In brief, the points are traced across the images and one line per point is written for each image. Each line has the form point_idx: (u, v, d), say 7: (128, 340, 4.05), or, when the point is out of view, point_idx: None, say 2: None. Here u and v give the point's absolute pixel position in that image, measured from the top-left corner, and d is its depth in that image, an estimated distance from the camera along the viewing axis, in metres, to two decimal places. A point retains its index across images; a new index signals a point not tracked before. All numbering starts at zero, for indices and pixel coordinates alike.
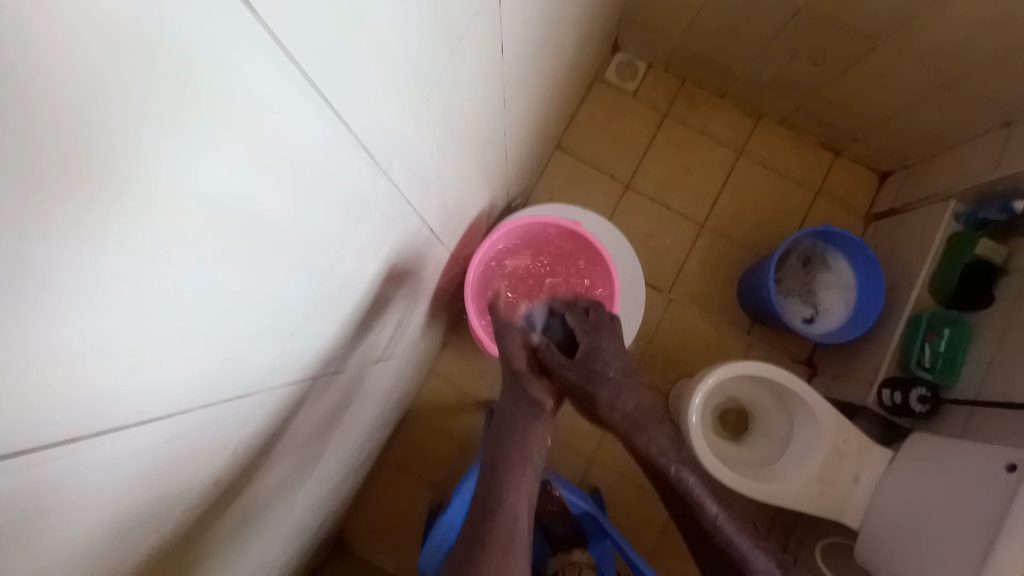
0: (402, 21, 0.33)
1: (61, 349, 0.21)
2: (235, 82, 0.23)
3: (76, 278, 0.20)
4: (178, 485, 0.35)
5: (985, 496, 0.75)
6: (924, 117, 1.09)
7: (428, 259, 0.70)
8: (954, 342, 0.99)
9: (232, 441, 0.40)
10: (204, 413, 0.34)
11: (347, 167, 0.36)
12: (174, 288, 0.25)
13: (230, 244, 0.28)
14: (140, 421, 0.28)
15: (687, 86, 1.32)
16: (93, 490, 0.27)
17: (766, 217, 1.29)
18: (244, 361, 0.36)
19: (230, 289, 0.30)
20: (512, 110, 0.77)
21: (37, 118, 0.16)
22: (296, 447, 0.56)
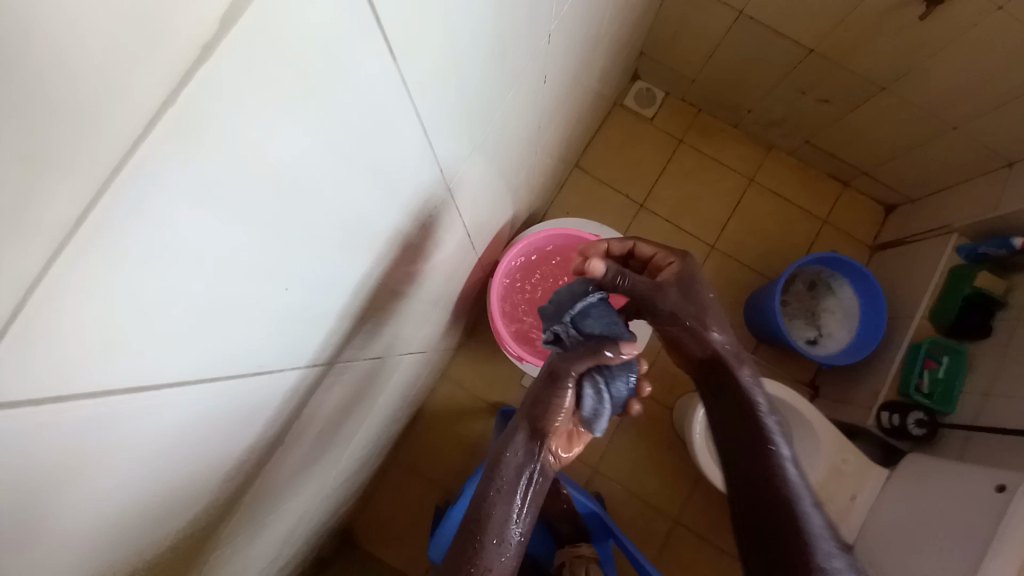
0: (465, 59, 0.39)
1: (135, 301, 0.23)
2: (314, 55, 0.24)
3: (160, 236, 0.22)
4: (209, 450, 0.37)
5: (975, 516, 0.79)
6: (928, 156, 1.15)
7: (456, 264, 0.76)
8: (953, 369, 1.03)
9: (269, 412, 0.43)
10: (248, 384, 0.37)
11: (408, 174, 0.41)
12: (251, 264, 0.29)
13: (309, 230, 0.32)
14: (186, 383, 0.30)
15: (702, 116, 1.39)
16: (132, 444, 0.29)
17: (774, 243, 1.35)
18: (297, 337, 0.39)
19: (298, 268, 0.34)
20: (541, 133, 0.84)
21: (152, 84, 0.17)
22: (328, 425, 0.61)
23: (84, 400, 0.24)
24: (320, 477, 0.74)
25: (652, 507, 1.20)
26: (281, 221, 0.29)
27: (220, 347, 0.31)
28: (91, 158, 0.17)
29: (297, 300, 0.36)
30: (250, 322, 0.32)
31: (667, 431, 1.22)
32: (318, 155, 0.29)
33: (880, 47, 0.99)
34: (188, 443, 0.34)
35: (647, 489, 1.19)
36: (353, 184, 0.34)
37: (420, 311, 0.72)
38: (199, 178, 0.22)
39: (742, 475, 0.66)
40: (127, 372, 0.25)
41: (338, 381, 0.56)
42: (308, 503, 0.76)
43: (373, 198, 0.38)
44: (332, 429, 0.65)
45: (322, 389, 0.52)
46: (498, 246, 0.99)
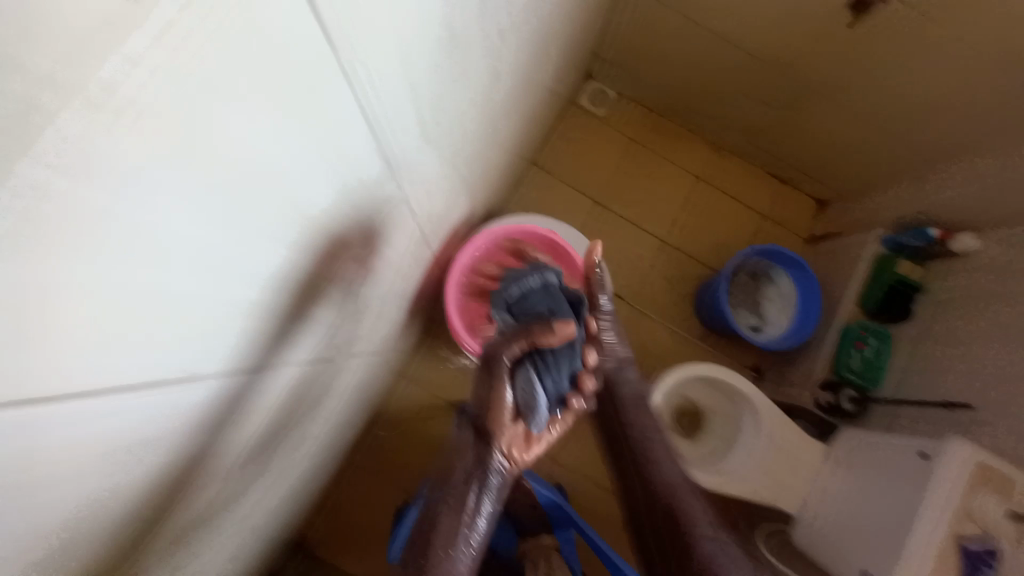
0: (408, 39, 0.39)
1: (16, 285, 0.21)
2: (219, 27, 0.23)
3: (43, 215, 0.20)
4: (115, 458, 0.34)
5: (901, 483, 0.85)
6: (855, 155, 1.24)
7: (410, 258, 0.75)
8: (879, 349, 1.12)
9: (193, 419, 0.41)
10: (190, 371, 0.37)
11: (350, 160, 0.42)
12: (187, 245, 0.30)
13: (249, 213, 0.33)
14: (82, 380, 0.28)
15: (654, 116, 1.44)
16: (23, 449, 0.26)
17: (720, 238, 1.41)
18: (241, 324, 0.40)
19: (239, 252, 0.34)
20: (496, 129, 0.84)
21: (22, 47, 0.16)
22: (274, 426, 0.59)
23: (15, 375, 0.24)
24: (265, 489, 0.70)
25: (611, 496, 1.23)
26: (219, 202, 0.30)
27: (158, 329, 0.31)
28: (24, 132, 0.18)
29: (240, 285, 0.36)
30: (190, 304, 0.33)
31: None
32: (251, 137, 0.30)
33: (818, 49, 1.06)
34: (125, 428, 0.34)
35: (606, 479, 1.22)
36: (292, 168, 0.35)
37: (371, 309, 0.70)
38: (133, 156, 0.23)
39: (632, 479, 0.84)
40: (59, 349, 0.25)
41: (276, 388, 0.52)
42: (254, 517, 0.72)
43: (313, 183, 0.38)
44: (279, 432, 0.62)
45: (254, 398, 0.48)
46: (454, 242, 0.99)
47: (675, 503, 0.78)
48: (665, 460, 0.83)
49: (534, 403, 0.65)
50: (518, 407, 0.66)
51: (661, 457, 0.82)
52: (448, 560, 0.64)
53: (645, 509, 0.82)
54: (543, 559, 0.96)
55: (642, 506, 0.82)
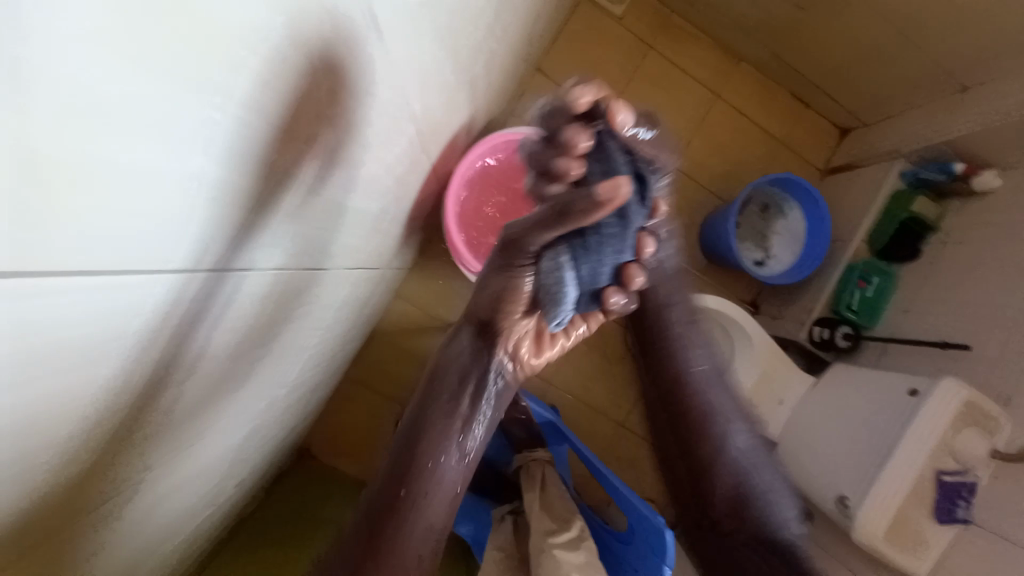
0: None
1: None
2: None
3: None
4: (65, 369, 0.29)
5: (887, 415, 0.87)
6: (889, 77, 1.14)
7: (404, 166, 0.67)
8: (881, 289, 1.11)
9: (151, 325, 0.35)
10: (166, 265, 0.33)
11: (317, 22, 0.34)
12: (146, 112, 0.24)
13: (187, 69, 0.25)
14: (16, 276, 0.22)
15: (673, 19, 1.29)
16: None
17: (733, 164, 1.33)
18: (216, 214, 0.35)
19: (208, 124, 0.29)
20: (502, 17, 0.72)
21: None
22: (253, 336, 0.55)
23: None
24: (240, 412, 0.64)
25: (601, 418, 1.27)
26: (170, 53, 0.24)
27: (134, 217, 0.27)
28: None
29: (212, 165, 0.31)
30: (162, 188, 0.28)
31: (618, 347, 1.26)
32: None
33: None
34: (105, 329, 0.30)
35: (597, 402, 1.26)
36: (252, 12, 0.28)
37: (352, 217, 0.61)
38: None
39: (673, 395, 0.82)
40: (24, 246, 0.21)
41: (225, 295, 0.42)
42: (237, 436, 0.68)
43: (278, 45, 0.31)
44: (256, 350, 0.58)
45: (206, 309, 0.40)
46: (453, 154, 0.90)
47: (712, 420, 0.80)
48: (710, 380, 0.82)
49: (557, 293, 0.59)
50: (535, 298, 0.60)
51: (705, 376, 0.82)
52: (430, 463, 0.62)
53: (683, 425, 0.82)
54: (539, 473, 0.98)
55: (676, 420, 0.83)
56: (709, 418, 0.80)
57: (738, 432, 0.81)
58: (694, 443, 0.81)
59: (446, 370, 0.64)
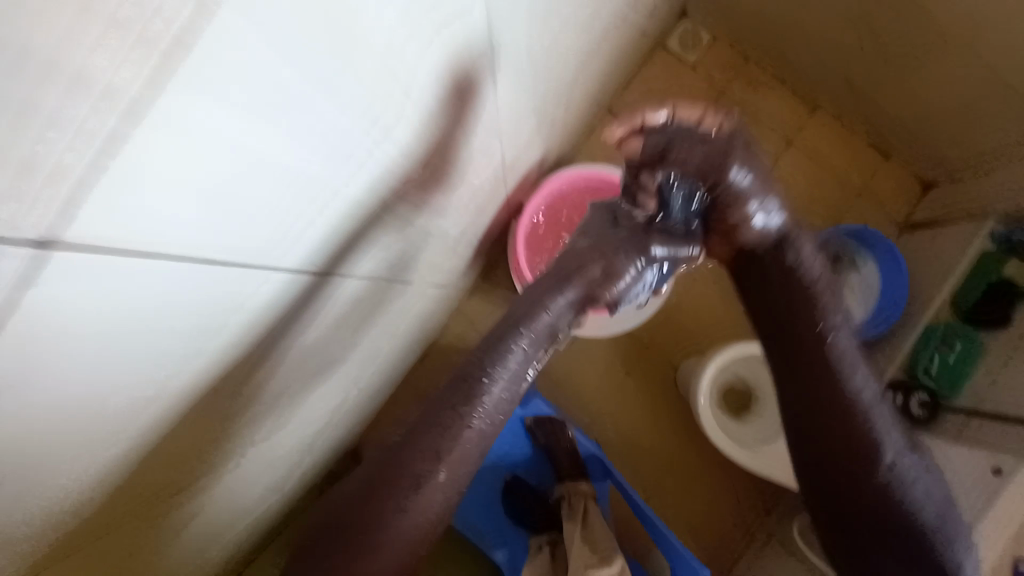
0: None
1: (67, 164, 0.22)
2: None
3: (77, 88, 0.20)
4: (183, 329, 0.37)
5: (962, 493, 0.81)
6: (981, 132, 1.08)
7: (484, 197, 0.73)
8: (964, 356, 1.02)
9: (255, 311, 0.42)
10: (251, 261, 0.38)
11: (412, 81, 0.40)
12: (237, 139, 0.29)
13: (299, 121, 0.32)
14: (149, 252, 0.29)
15: (748, 66, 1.29)
16: (88, 301, 0.28)
17: (803, 211, 1.30)
18: (310, 221, 0.40)
19: (297, 147, 0.34)
20: (585, 64, 0.77)
21: None
22: (337, 334, 0.60)
23: (83, 251, 0.25)
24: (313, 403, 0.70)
25: (645, 458, 1.24)
26: (266, 92, 0.29)
27: (245, 219, 0.34)
28: (28, 18, 0.17)
29: (304, 180, 0.37)
30: (248, 196, 0.33)
31: (669, 388, 1.24)
32: (319, 42, 0.29)
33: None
34: (185, 312, 0.36)
35: (642, 441, 1.23)
36: (345, 60, 0.32)
37: (436, 240, 0.67)
38: (154, 42, 0.21)
39: (803, 398, 0.64)
40: (121, 234, 0.27)
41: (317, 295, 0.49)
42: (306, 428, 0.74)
43: (378, 102, 0.38)
44: (339, 348, 0.64)
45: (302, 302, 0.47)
46: (525, 187, 0.95)
47: (859, 438, 0.62)
48: (868, 398, 0.62)
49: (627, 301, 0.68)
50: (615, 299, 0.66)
51: (864, 398, 0.62)
52: (476, 398, 0.60)
53: (813, 431, 0.64)
54: (580, 506, 0.98)
55: (810, 430, 0.64)
56: (857, 435, 0.62)
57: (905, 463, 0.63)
58: (831, 452, 0.63)
59: (527, 318, 0.62)
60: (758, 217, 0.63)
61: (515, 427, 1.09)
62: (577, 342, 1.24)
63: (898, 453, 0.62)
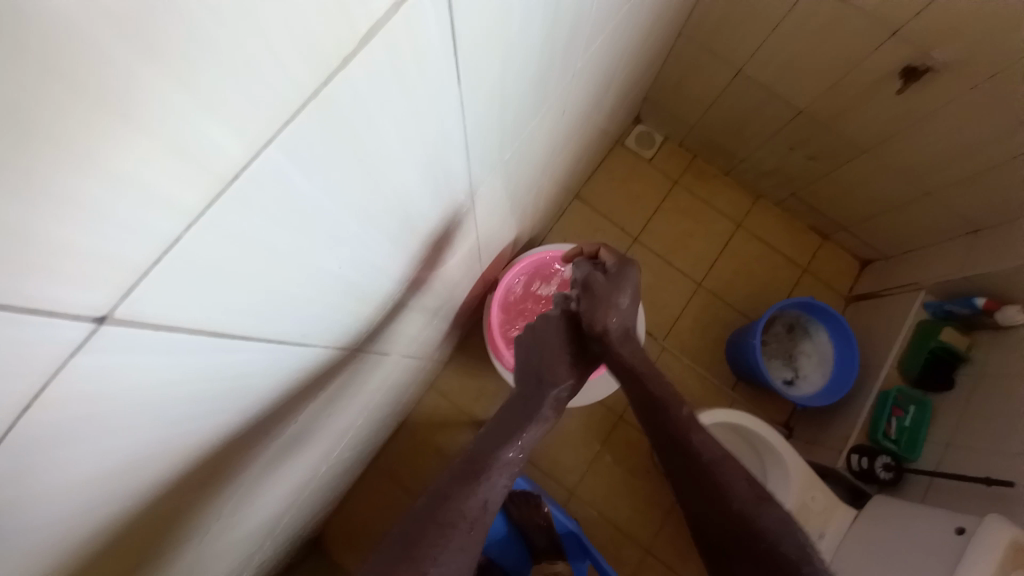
0: (502, 90, 0.42)
1: (165, 310, 0.23)
2: (358, 109, 0.25)
3: (196, 251, 0.22)
4: (219, 438, 0.36)
5: (936, 560, 0.82)
6: (901, 219, 1.24)
7: (465, 272, 0.80)
8: (918, 419, 1.08)
9: (280, 409, 0.43)
10: (273, 347, 0.34)
11: (438, 203, 0.45)
12: (307, 264, 0.31)
13: (351, 245, 0.35)
14: (209, 370, 0.29)
15: (697, 161, 1.48)
16: (145, 424, 0.28)
17: (757, 287, 1.42)
18: (332, 304, 0.38)
19: (343, 230, 0.32)
20: (551, 160, 0.89)
21: (193, 117, 0.17)
22: (336, 417, 0.64)
23: (134, 326, 0.22)
24: (294, 476, 0.66)
25: (625, 536, 1.21)
26: (335, 184, 0.28)
27: (290, 334, 0.36)
28: (185, 188, 0.19)
29: (338, 265, 0.35)
30: (296, 286, 0.32)
31: (645, 460, 1.25)
32: (379, 187, 0.33)
33: (867, 114, 1.07)
34: (204, 401, 0.31)
35: (622, 519, 1.21)
36: (400, 151, 0.32)
37: (421, 313, 0.70)
38: (266, 124, 0.20)
39: (669, 450, 0.65)
40: (183, 316, 0.24)
41: (327, 373, 0.48)
42: (277, 507, 0.69)
43: (411, 223, 0.42)
44: (332, 427, 0.66)
45: (309, 382, 0.45)
46: (500, 263, 1.03)
47: (703, 480, 0.61)
48: (714, 451, 0.62)
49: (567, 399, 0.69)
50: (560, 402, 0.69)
51: (706, 451, 0.62)
52: (506, 463, 0.58)
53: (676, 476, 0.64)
54: None
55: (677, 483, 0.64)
56: (705, 479, 0.61)
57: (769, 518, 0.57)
58: (697, 497, 0.61)
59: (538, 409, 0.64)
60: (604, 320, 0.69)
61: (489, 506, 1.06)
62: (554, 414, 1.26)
63: (743, 499, 0.58)
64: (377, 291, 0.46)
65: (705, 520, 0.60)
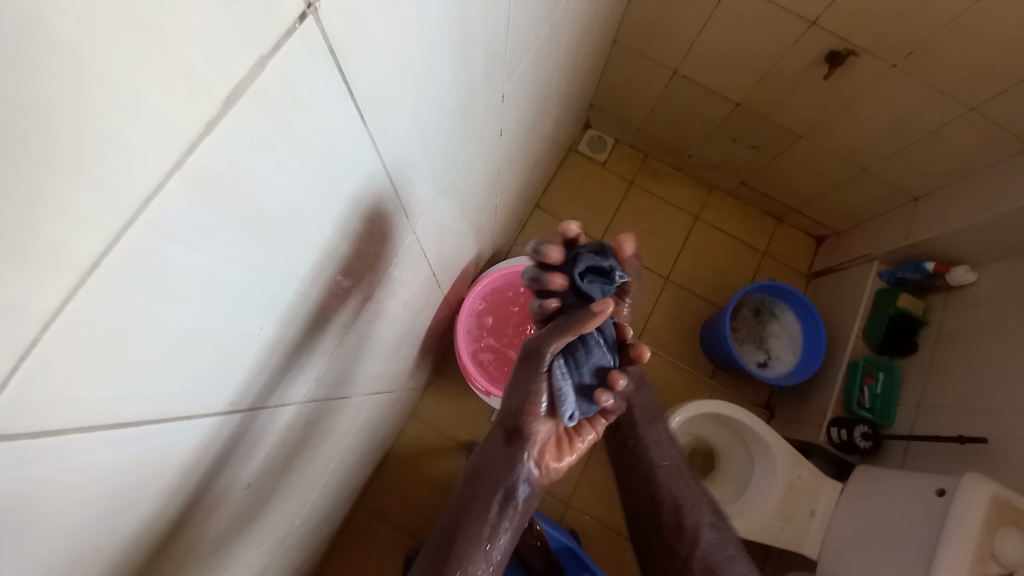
0: (420, 124, 0.42)
1: (48, 411, 0.21)
2: (240, 173, 0.24)
3: (69, 346, 0.20)
4: (153, 520, 0.34)
5: (925, 523, 0.84)
6: (845, 195, 1.28)
7: (424, 299, 0.79)
8: (888, 385, 1.12)
9: (227, 474, 0.41)
10: (199, 423, 0.33)
11: (370, 241, 0.44)
12: (222, 330, 0.30)
13: (270, 300, 0.33)
14: (121, 457, 0.27)
15: (649, 160, 1.50)
16: (55, 530, 0.25)
17: (720, 275, 1.45)
18: (263, 364, 0.37)
19: (255, 294, 0.31)
20: (501, 177, 0.89)
21: (29, 217, 0.16)
22: (303, 469, 0.62)
23: (9, 442, 0.20)
24: (266, 537, 0.62)
25: (625, 541, 1.20)
26: (232, 246, 0.27)
27: (219, 403, 0.34)
28: (37, 287, 0.17)
29: (259, 327, 0.34)
30: (210, 355, 0.30)
31: None
32: (290, 241, 0.32)
33: (799, 100, 1.11)
34: (119, 491, 0.29)
35: (619, 523, 1.20)
36: (307, 205, 0.31)
37: (379, 348, 0.68)
38: (122, 207, 0.19)
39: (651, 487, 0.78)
40: (72, 414, 0.22)
41: (274, 429, 0.46)
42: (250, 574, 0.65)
43: (342, 266, 0.41)
44: (300, 480, 0.63)
45: (249, 442, 0.42)
46: (464, 284, 1.02)
47: (682, 517, 0.75)
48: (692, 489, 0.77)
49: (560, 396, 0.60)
50: (552, 407, 0.60)
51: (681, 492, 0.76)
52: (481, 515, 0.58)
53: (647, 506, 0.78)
54: None
55: (639, 510, 0.79)
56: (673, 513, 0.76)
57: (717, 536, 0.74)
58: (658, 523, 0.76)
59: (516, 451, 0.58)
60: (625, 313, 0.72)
61: None
62: None
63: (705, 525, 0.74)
64: (320, 336, 0.44)
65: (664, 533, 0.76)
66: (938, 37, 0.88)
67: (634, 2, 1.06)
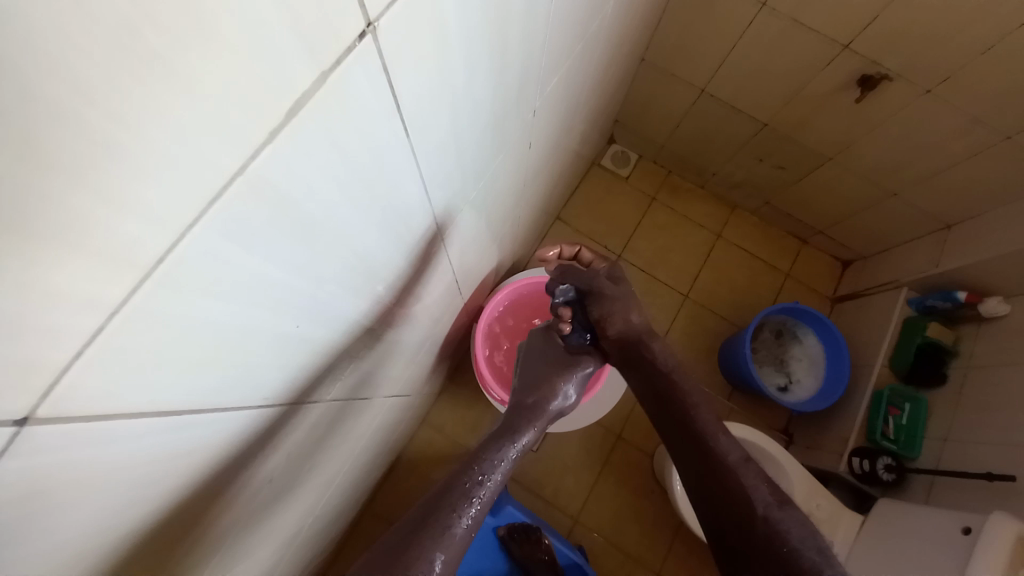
0: (454, 136, 0.43)
1: (98, 396, 0.22)
2: (293, 181, 0.25)
3: (124, 338, 0.21)
4: (176, 508, 0.35)
5: (947, 561, 0.81)
6: (873, 220, 1.26)
7: (445, 306, 0.80)
8: (914, 416, 1.08)
9: (247, 469, 0.42)
10: (229, 416, 0.34)
11: (402, 246, 0.45)
12: (259, 329, 0.31)
13: (305, 303, 0.34)
14: (156, 446, 0.28)
15: (671, 177, 1.50)
16: (86, 510, 0.26)
17: (741, 295, 1.43)
18: (293, 363, 0.38)
19: (292, 295, 0.32)
20: (525, 189, 0.90)
21: (104, 213, 0.17)
22: (319, 467, 0.63)
23: (61, 424, 0.21)
24: (277, 533, 0.63)
25: (632, 561, 1.18)
26: (276, 249, 0.28)
27: (250, 399, 0.35)
28: (103, 279, 0.19)
29: (293, 326, 0.35)
30: (246, 352, 0.31)
31: (645, 480, 1.23)
32: (327, 247, 0.33)
33: (827, 122, 1.10)
34: (148, 478, 0.30)
35: (627, 542, 1.19)
36: (347, 211, 0.33)
37: (401, 353, 0.69)
38: (188, 208, 0.20)
39: (690, 459, 0.62)
40: (119, 400, 0.23)
41: (295, 428, 0.47)
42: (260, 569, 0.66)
43: (372, 271, 0.42)
44: (315, 479, 0.65)
45: (270, 438, 0.43)
46: (483, 293, 1.03)
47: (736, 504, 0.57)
48: (750, 474, 0.59)
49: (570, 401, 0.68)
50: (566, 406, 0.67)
51: (727, 456, 0.60)
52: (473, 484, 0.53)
53: (701, 490, 0.60)
54: None
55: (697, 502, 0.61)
56: (728, 487, 0.58)
57: (791, 532, 0.55)
58: (723, 509, 0.58)
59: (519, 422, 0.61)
60: (625, 322, 0.68)
61: (487, 542, 1.04)
62: (550, 439, 1.24)
63: (768, 503, 0.56)
64: (345, 339, 0.45)
65: (723, 530, 0.58)
66: (973, 64, 0.87)
67: (663, 21, 1.07)
